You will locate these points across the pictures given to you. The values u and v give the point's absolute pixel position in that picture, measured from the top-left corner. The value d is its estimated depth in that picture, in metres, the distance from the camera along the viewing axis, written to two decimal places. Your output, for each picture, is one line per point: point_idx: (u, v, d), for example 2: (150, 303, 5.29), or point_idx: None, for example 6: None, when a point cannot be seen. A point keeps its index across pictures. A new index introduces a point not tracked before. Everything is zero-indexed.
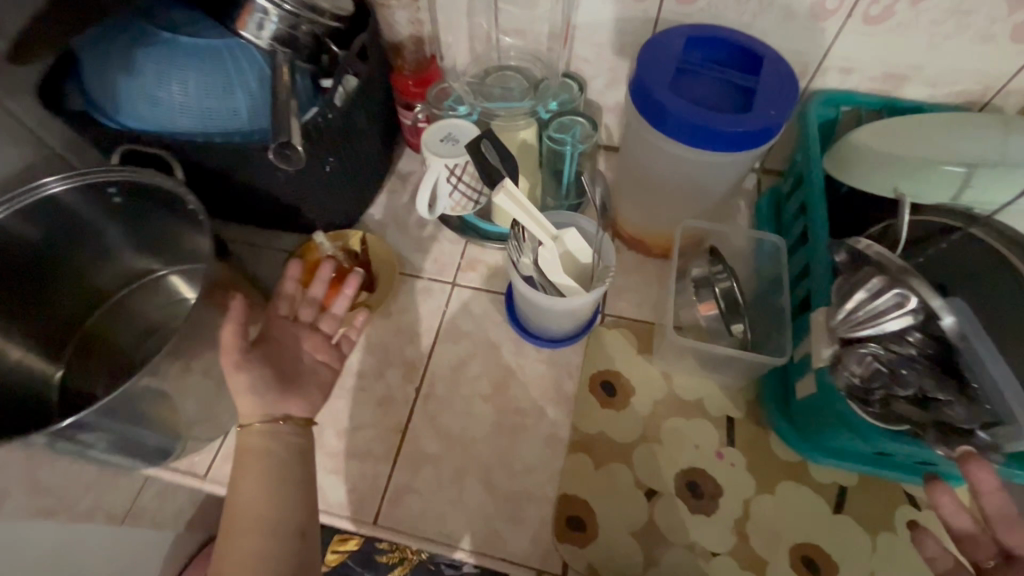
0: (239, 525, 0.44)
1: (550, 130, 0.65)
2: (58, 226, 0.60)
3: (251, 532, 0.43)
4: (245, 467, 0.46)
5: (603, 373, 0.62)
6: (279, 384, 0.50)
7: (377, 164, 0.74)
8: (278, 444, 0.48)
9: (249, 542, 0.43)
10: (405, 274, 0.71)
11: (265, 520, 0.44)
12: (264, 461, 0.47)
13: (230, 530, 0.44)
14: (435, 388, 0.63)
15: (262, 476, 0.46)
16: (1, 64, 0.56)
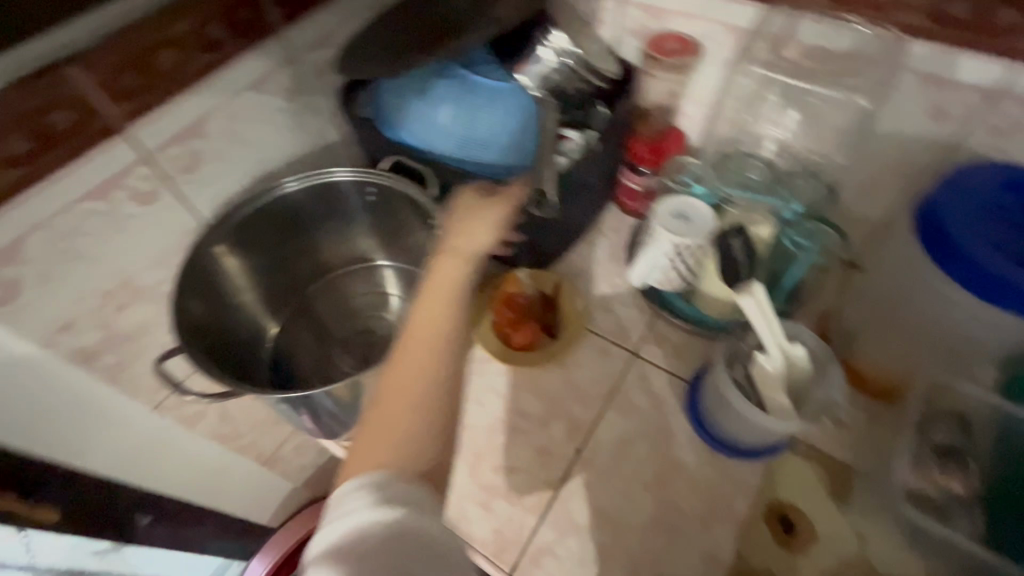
0: (411, 336, 0.39)
1: (791, 231, 0.61)
2: (321, 204, 0.66)
3: (421, 350, 0.38)
4: (435, 286, 0.42)
5: (782, 504, 0.57)
6: (494, 233, 0.49)
7: (591, 215, 0.74)
8: (469, 275, 0.44)
9: (422, 355, 0.37)
10: (589, 329, 0.70)
11: (435, 349, 0.38)
12: (460, 263, 0.44)
13: (405, 336, 0.39)
14: (597, 457, 0.61)
15: (447, 299, 0.41)
16: (322, 66, 0.66)
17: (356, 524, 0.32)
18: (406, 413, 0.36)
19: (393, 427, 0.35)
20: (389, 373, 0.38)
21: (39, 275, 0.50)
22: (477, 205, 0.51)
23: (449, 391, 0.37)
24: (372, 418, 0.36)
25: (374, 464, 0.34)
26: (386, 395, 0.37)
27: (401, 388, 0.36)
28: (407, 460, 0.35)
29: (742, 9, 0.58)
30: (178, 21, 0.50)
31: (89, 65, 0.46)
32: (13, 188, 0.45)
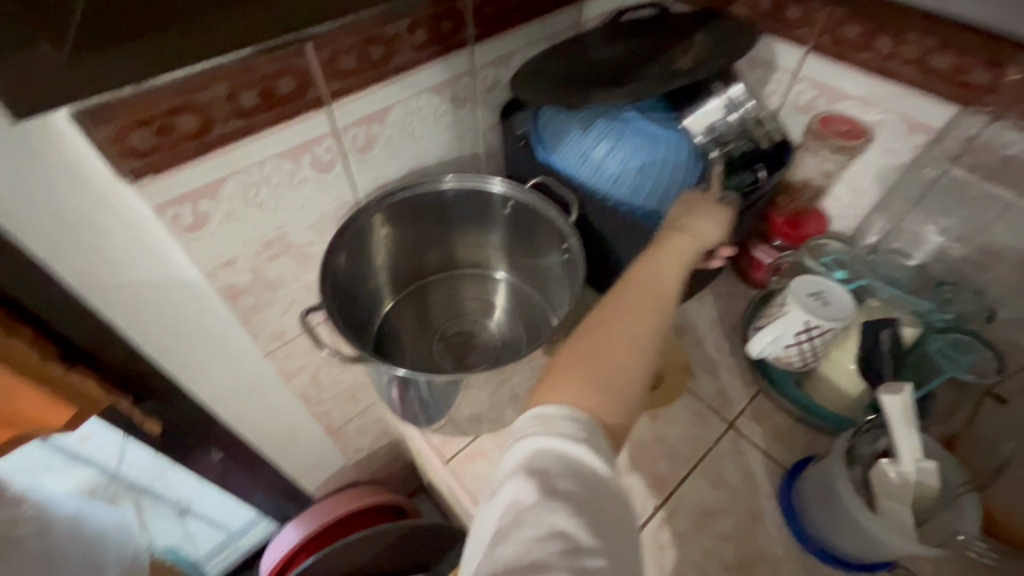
0: (629, 298, 0.47)
1: (940, 341, 0.57)
2: (465, 206, 0.69)
3: (642, 306, 0.47)
4: (662, 260, 0.51)
5: None
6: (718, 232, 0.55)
7: (712, 275, 0.73)
8: (682, 263, 0.51)
9: (645, 312, 0.47)
10: (688, 388, 0.69)
11: (646, 314, 0.46)
12: (677, 251, 0.52)
13: (622, 297, 0.48)
14: (677, 521, 0.59)
15: (661, 280, 0.49)
16: (494, 83, 0.71)
17: (560, 443, 0.38)
18: (623, 355, 0.44)
19: (598, 363, 0.43)
20: (604, 321, 0.46)
21: (225, 213, 0.56)
22: (699, 205, 0.56)
23: (646, 351, 0.45)
24: (584, 348, 0.45)
25: (579, 391, 0.42)
26: (600, 335, 0.45)
27: (619, 330, 0.45)
28: (612, 398, 0.42)
29: (932, 105, 0.57)
30: (399, 21, 0.56)
31: (323, 44, 0.52)
32: (234, 134, 0.51)
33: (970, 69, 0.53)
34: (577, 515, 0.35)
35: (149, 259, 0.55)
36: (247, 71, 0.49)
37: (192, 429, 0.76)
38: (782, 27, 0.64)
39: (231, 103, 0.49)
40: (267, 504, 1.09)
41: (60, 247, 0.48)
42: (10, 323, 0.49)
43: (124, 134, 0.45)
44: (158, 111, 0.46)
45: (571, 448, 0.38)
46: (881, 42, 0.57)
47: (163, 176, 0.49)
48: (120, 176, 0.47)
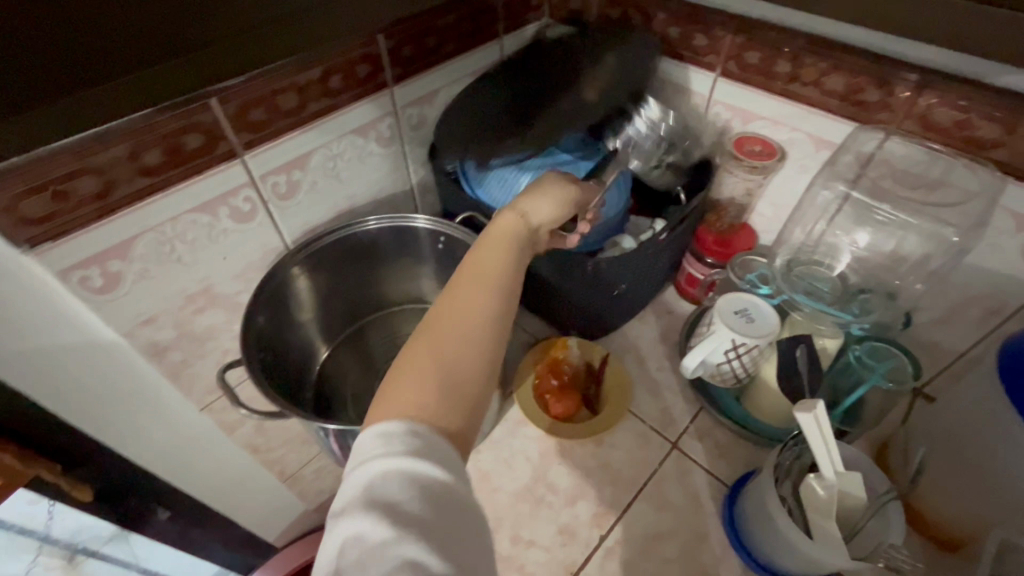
0: (467, 283, 0.41)
1: (860, 349, 0.59)
2: (394, 243, 0.69)
3: (476, 285, 0.41)
4: (495, 237, 0.45)
5: None
6: (556, 201, 0.52)
7: (647, 296, 0.74)
8: (523, 245, 0.47)
9: (480, 293, 0.41)
10: (631, 410, 0.69)
11: (490, 303, 0.40)
12: (518, 234, 0.47)
13: (458, 288, 0.41)
14: (622, 549, 0.58)
15: (502, 260, 0.44)
16: (420, 120, 0.72)
17: (404, 466, 0.32)
18: (462, 347, 0.38)
19: (437, 368, 0.37)
20: (438, 319, 0.39)
21: (138, 272, 0.55)
22: (551, 185, 0.53)
23: (495, 343, 0.40)
24: (423, 354, 0.37)
25: (414, 402, 0.35)
26: (437, 335, 0.38)
27: (454, 319, 0.39)
28: (450, 401, 0.36)
29: (832, 123, 0.60)
30: (309, 70, 0.56)
31: (228, 98, 0.52)
32: (140, 194, 0.51)
33: (862, 89, 0.55)
34: (430, 548, 0.31)
35: (59, 327, 0.53)
36: (147, 132, 0.48)
37: (130, 492, 0.73)
38: (692, 54, 0.66)
39: (132, 164, 0.49)
40: (225, 560, 1.04)
41: None
42: None
43: (14, 204, 0.44)
44: (50, 179, 0.45)
45: (419, 467, 0.33)
46: (781, 66, 0.60)
47: (64, 242, 0.48)
48: (16, 247, 0.46)
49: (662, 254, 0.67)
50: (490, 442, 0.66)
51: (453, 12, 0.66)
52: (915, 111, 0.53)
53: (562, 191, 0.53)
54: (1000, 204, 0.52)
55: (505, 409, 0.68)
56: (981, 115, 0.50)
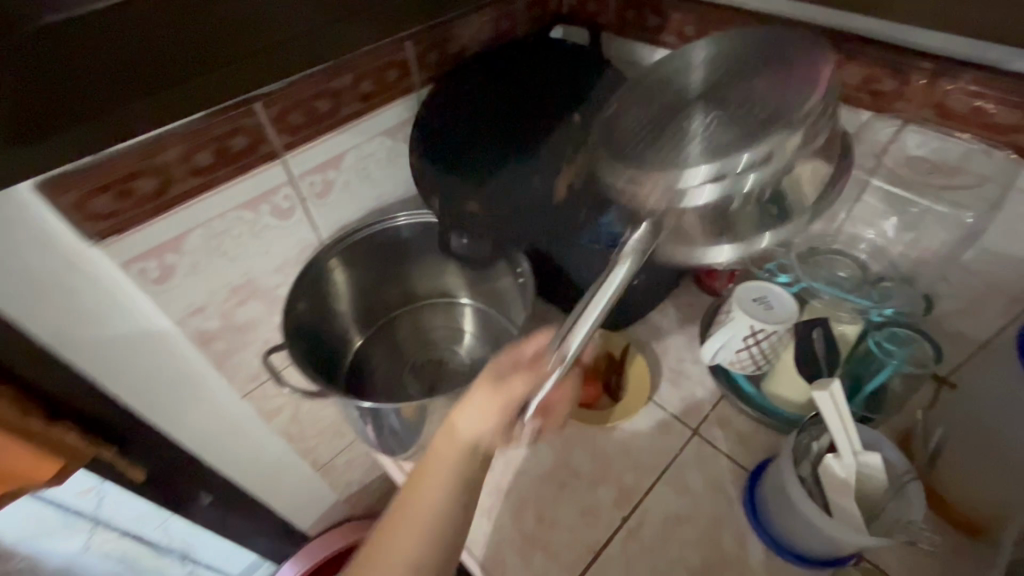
0: (398, 536, 0.50)
1: (879, 335, 0.60)
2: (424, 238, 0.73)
3: (411, 537, 0.49)
4: (431, 465, 0.51)
5: None
6: (497, 415, 0.49)
7: (668, 287, 0.76)
8: (462, 466, 0.50)
9: (411, 543, 0.49)
10: (651, 399, 0.70)
11: (420, 538, 0.49)
12: (444, 511, 0.50)
13: (388, 530, 0.51)
14: (642, 531, 0.60)
15: (444, 484, 0.50)
16: None
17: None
18: (416, 535, 0.49)
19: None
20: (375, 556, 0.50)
21: (190, 265, 0.59)
22: (445, 450, 0.51)
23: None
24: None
25: (392, 563, 0.49)
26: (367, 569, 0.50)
27: (411, 531, 0.50)
28: None
29: (849, 114, 0.60)
30: (343, 76, 0.60)
31: (270, 102, 0.56)
32: (192, 192, 0.55)
33: (877, 79, 0.56)
34: None
35: (120, 313, 0.58)
36: (201, 134, 0.53)
37: (178, 473, 0.78)
38: None
39: (186, 165, 0.53)
40: (260, 547, 1.09)
41: (36, 309, 0.52)
42: None
43: (85, 201, 0.49)
44: (116, 178, 0.49)
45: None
46: None
47: (127, 235, 0.53)
48: (87, 239, 0.51)
49: None
50: None
51: (477, 18, 0.69)
52: (931, 99, 0.54)
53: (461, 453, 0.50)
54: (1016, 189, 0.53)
55: None
56: (995, 101, 0.50)
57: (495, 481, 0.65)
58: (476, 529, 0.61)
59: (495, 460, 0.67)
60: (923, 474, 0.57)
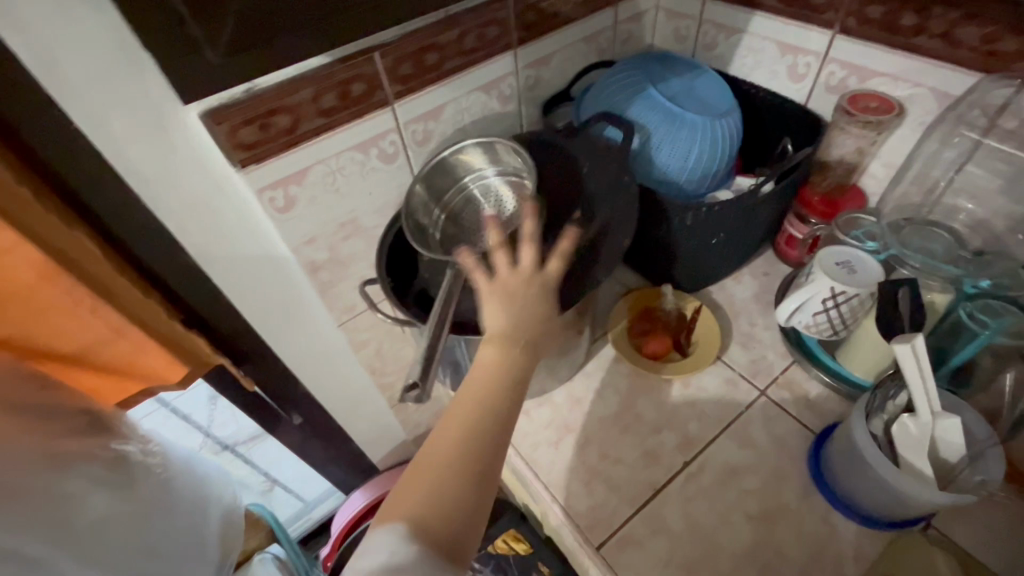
0: (460, 410, 0.50)
1: (971, 306, 0.58)
2: (457, 221, 0.72)
3: (460, 420, 0.49)
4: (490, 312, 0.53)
5: None
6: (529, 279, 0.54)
7: (746, 253, 0.76)
8: (522, 291, 0.53)
9: (461, 428, 0.49)
10: (720, 358, 0.72)
11: (471, 424, 0.49)
12: (503, 363, 0.51)
13: (477, 388, 0.51)
14: (702, 475, 0.62)
15: (493, 371, 0.51)
16: (536, 81, 0.79)
17: (400, 559, 0.42)
18: (468, 424, 0.49)
19: (438, 470, 0.47)
20: (448, 424, 0.49)
21: (309, 198, 0.67)
22: (521, 288, 0.53)
23: (491, 431, 0.48)
24: (432, 462, 0.47)
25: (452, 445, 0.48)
26: (450, 437, 0.48)
27: (457, 423, 0.49)
28: (486, 403, 0.50)
29: (960, 76, 0.58)
30: (451, 31, 0.65)
31: (387, 52, 0.62)
32: (317, 130, 0.62)
33: (997, 38, 0.54)
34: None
35: (250, 235, 0.67)
36: (328, 78, 0.59)
37: (279, 389, 0.89)
38: (809, 12, 0.67)
39: (314, 105, 0.60)
40: (338, 473, 1.20)
41: (188, 222, 0.62)
42: (146, 285, 0.63)
43: (235, 131, 0.56)
44: (260, 113, 0.57)
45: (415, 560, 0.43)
46: (906, 19, 0.59)
47: (263, 165, 0.61)
48: (232, 165, 0.59)
49: (764, 208, 0.69)
50: (583, 373, 0.72)
51: None
52: None
53: (511, 282, 0.53)
54: None
55: (599, 346, 0.74)
56: None
57: (563, 418, 0.69)
58: (543, 457, 0.66)
59: (563, 400, 0.71)
60: (1003, 438, 0.57)
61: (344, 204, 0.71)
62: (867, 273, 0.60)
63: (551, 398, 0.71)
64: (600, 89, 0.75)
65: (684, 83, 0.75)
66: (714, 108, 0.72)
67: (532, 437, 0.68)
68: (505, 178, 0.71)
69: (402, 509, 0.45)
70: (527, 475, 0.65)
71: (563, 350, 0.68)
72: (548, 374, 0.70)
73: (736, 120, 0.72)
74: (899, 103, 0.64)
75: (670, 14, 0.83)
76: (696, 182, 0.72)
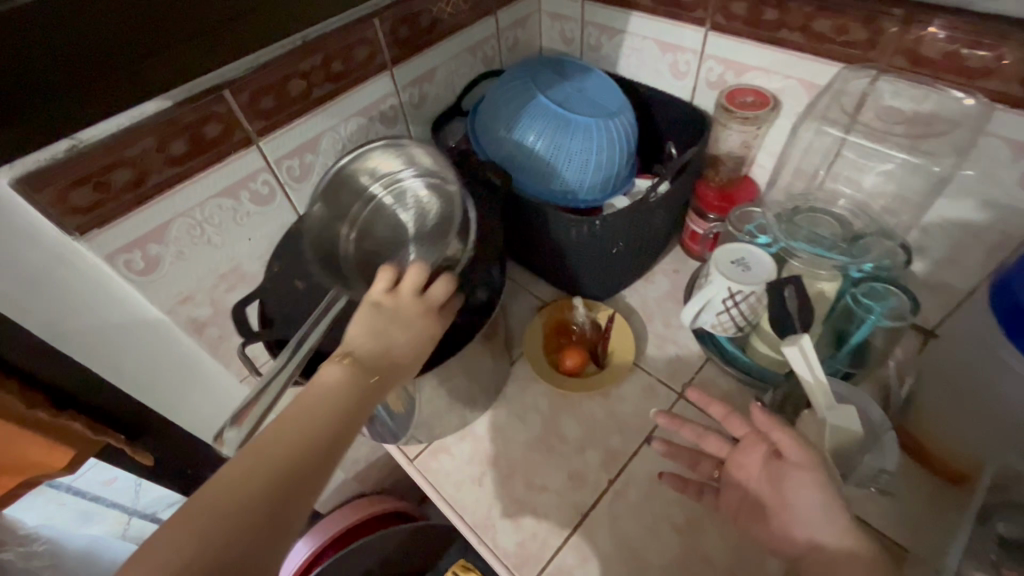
0: (271, 437, 0.40)
1: (856, 291, 0.59)
2: (374, 234, 0.66)
3: (268, 448, 0.39)
4: (361, 333, 0.47)
5: None
6: (418, 312, 0.50)
7: (653, 253, 0.76)
8: (405, 319, 0.49)
9: (267, 458, 0.39)
10: (638, 364, 0.72)
11: (285, 452, 0.40)
12: (342, 385, 0.44)
13: (301, 407, 0.43)
14: (628, 490, 0.62)
15: (324, 397, 0.43)
16: (421, 99, 0.75)
17: None
18: (277, 453, 0.39)
19: (233, 506, 0.36)
20: (255, 448, 0.40)
21: (175, 254, 0.60)
22: (410, 312, 0.49)
23: (304, 464, 0.40)
24: (215, 501, 0.36)
25: (247, 481, 0.37)
26: (250, 467, 0.38)
27: (263, 454, 0.39)
28: (305, 431, 0.41)
29: (824, 67, 0.60)
30: (312, 57, 0.60)
31: (239, 89, 0.56)
32: (170, 181, 0.56)
33: (848, 28, 0.55)
34: None
35: (112, 303, 0.60)
36: (172, 125, 0.53)
37: (187, 456, 0.82)
38: (680, 11, 0.67)
39: (160, 154, 0.54)
40: None
41: (31, 302, 0.54)
42: (5, 379, 0.56)
43: (64, 195, 0.50)
44: (91, 172, 0.50)
45: None
46: (767, 14, 0.60)
47: (111, 226, 0.54)
48: (69, 232, 0.52)
49: (663, 210, 0.69)
50: (503, 398, 0.70)
51: None
52: (903, 45, 0.53)
53: (404, 305, 0.49)
54: (988, 131, 0.52)
55: (518, 368, 0.72)
56: (966, 43, 0.49)
57: (486, 448, 0.67)
58: (468, 496, 0.63)
59: (485, 430, 0.68)
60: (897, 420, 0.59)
61: (221, 255, 0.65)
62: (757, 269, 0.61)
63: (473, 430, 0.68)
64: (490, 102, 0.73)
65: (574, 86, 0.73)
66: (606, 109, 0.71)
67: (456, 475, 0.65)
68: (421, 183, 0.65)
69: (162, 566, 0.33)
70: (454, 518, 0.62)
71: (477, 380, 0.65)
72: (466, 407, 0.67)
73: (628, 122, 0.71)
74: (772, 98, 0.65)
75: (553, 17, 0.81)
76: (593, 187, 0.70)
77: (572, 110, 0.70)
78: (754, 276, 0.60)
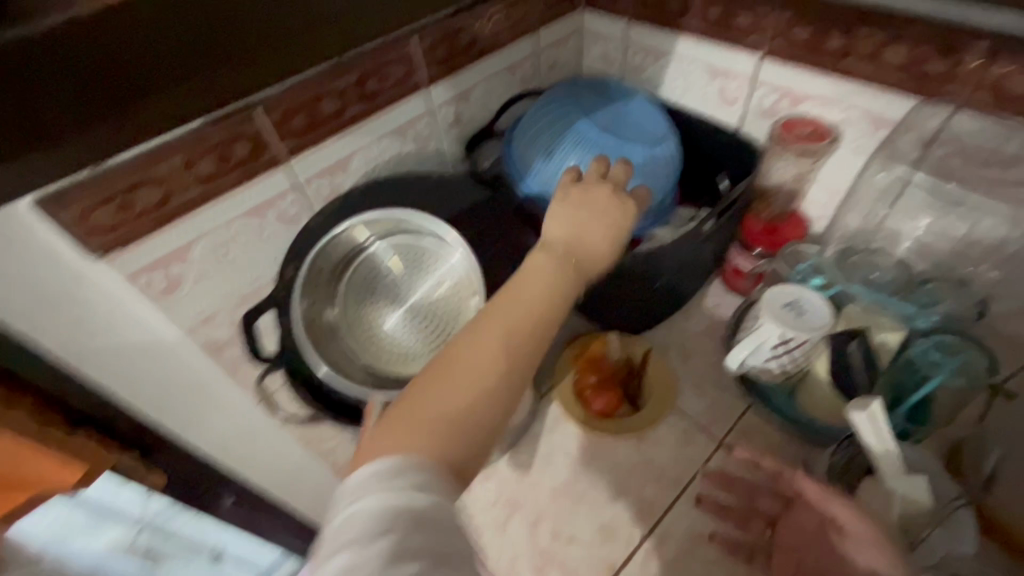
0: (465, 352, 0.41)
1: (926, 343, 0.54)
2: (352, 319, 0.60)
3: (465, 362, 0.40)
4: (523, 283, 0.46)
5: None
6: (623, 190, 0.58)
7: (693, 286, 0.72)
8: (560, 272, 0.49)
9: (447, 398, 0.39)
10: (674, 405, 0.67)
11: (469, 390, 0.39)
12: (511, 333, 0.42)
13: (476, 347, 0.41)
14: (663, 547, 0.57)
15: (495, 344, 0.41)
16: (456, 118, 0.73)
17: (396, 499, 0.33)
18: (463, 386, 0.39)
19: (448, 404, 0.39)
20: (440, 374, 0.40)
21: (198, 274, 0.58)
22: (587, 234, 0.54)
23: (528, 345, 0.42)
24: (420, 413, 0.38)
25: (432, 418, 0.38)
26: (463, 371, 0.40)
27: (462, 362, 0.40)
28: (485, 367, 0.40)
29: (894, 100, 0.55)
30: (348, 74, 0.58)
31: (271, 106, 0.54)
32: (196, 201, 0.54)
33: (925, 60, 0.51)
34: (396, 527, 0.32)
35: (131, 323, 0.58)
36: (197, 144, 0.51)
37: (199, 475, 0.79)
38: (735, 35, 0.63)
39: (187, 174, 0.52)
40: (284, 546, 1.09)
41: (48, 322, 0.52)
42: (13, 395, 0.50)
43: (86, 215, 0.48)
44: (115, 190, 0.48)
45: (410, 500, 0.34)
46: (832, 41, 0.56)
47: (131, 248, 0.52)
48: (87, 253, 0.50)
49: (708, 244, 0.65)
50: (529, 436, 0.66)
51: (488, 7, 0.66)
52: (986, 80, 0.49)
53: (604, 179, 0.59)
54: None
55: (546, 403, 0.68)
56: None
57: (510, 490, 0.63)
58: (490, 543, 0.59)
59: (509, 470, 0.64)
60: (974, 498, 0.48)
61: (244, 278, 0.63)
62: (813, 314, 0.56)
63: (496, 470, 0.64)
64: (528, 123, 0.69)
65: (618, 108, 0.70)
66: (650, 135, 0.67)
67: (477, 519, 0.61)
68: (403, 252, 0.61)
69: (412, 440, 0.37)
70: None
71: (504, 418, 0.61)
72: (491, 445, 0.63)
73: (672, 149, 0.68)
74: (832, 129, 0.61)
75: (595, 37, 0.78)
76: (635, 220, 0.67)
77: (617, 136, 0.66)
78: (811, 321, 0.56)
